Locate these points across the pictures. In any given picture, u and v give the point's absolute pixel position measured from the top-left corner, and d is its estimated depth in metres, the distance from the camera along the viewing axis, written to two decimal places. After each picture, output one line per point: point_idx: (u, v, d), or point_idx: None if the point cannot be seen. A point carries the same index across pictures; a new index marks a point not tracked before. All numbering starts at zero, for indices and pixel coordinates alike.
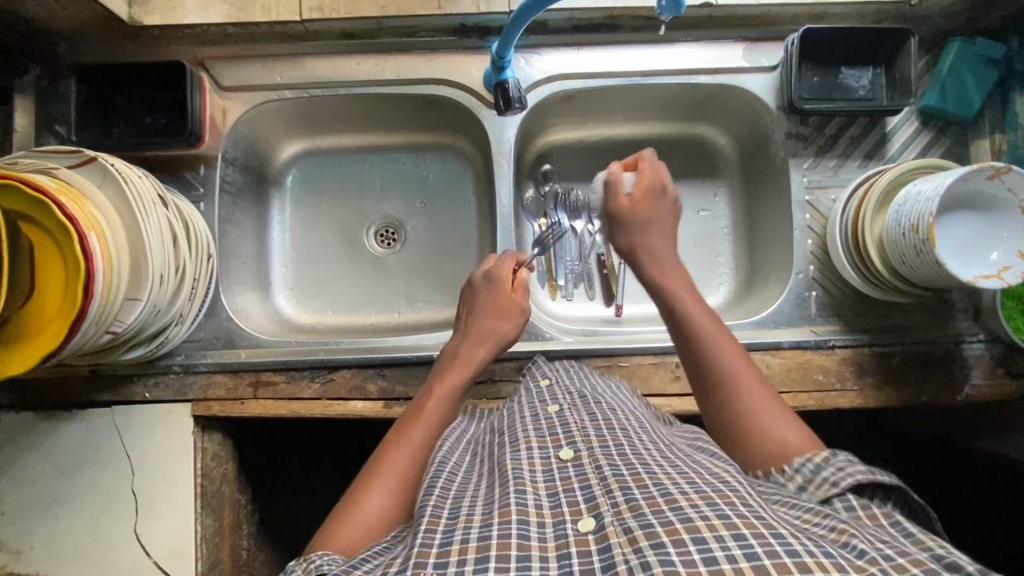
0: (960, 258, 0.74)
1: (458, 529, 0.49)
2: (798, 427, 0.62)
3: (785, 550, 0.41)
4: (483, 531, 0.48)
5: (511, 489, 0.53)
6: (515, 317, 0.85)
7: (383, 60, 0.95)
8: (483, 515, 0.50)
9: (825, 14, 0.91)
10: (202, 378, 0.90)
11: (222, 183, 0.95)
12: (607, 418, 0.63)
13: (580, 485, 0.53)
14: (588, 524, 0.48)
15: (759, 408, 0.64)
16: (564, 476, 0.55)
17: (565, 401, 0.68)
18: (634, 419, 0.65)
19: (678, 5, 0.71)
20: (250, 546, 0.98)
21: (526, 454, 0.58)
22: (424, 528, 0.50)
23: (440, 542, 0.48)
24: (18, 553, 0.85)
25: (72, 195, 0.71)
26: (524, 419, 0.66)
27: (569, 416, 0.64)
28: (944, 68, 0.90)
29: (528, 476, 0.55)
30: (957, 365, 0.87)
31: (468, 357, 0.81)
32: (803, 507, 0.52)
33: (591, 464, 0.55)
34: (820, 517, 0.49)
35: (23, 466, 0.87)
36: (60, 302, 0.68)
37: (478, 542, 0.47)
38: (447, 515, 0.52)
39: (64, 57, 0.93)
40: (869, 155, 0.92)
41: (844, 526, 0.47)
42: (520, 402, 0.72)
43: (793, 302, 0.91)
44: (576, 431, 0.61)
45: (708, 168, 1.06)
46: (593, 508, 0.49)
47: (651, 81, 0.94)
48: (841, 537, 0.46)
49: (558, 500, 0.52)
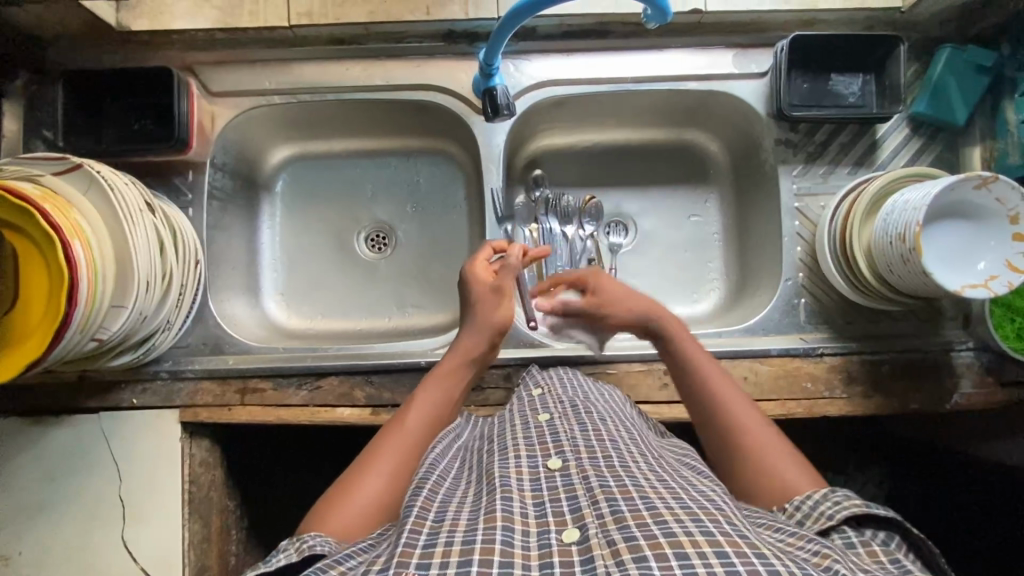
0: (948, 269, 0.74)
1: (443, 533, 0.49)
2: (800, 466, 0.61)
3: (767, 571, 0.41)
4: (467, 535, 0.47)
5: (496, 496, 0.52)
6: (502, 300, 0.81)
7: (372, 66, 0.94)
8: (468, 521, 0.50)
9: (816, 20, 0.91)
10: (190, 385, 0.90)
11: (211, 189, 0.95)
12: (596, 430, 0.63)
13: (567, 495, 0.53)
14: (571, 534, 0.47)
15: (762, 442, 0.63)
16: (552, 485, 0.54)
17: (556, 411, 0.68)
18: (624, 429, 0.66)
19: (665, 13, 0.71)
20: (238, 551, 0.98)
21: (513, 462, 0.58)
22: (409, 528, 0.49)
23: (425, 542, 0.47)
24: (5, 559, 0.85)
25: (57, 203, 0.71)
26: (513, 428, 0.66)
27: (559, 426, 0.64)
28: (934, 76, 0.89)
29: (516, 483, 0.55)
30: (946, 374, 0.87)
31: (460, 346, 0.79)
32: (786, 530, 0.51)
33: (578, 475, 0.55)
34: (804, 541, 0.49)
35: (10, 472, 0.87)
36: (45, 311, 0.68)
37: (462, 546, 0.46)
38: (432, 518, 0.51)
39: (53, 61, 0.93)
40: (859, 162, 0.92)
41: (827, 552, 0.47)
42: (513, 411, 0.72)
43: (782, 309, 0.90)
44: (566, 441, 0.61)
45: (699, 174, 1.06)
46: (578, 519, 0.49)
47: (640, 88, 0.94)
48: (823, 561, 0.45)
49: (544, 509, 0.51)
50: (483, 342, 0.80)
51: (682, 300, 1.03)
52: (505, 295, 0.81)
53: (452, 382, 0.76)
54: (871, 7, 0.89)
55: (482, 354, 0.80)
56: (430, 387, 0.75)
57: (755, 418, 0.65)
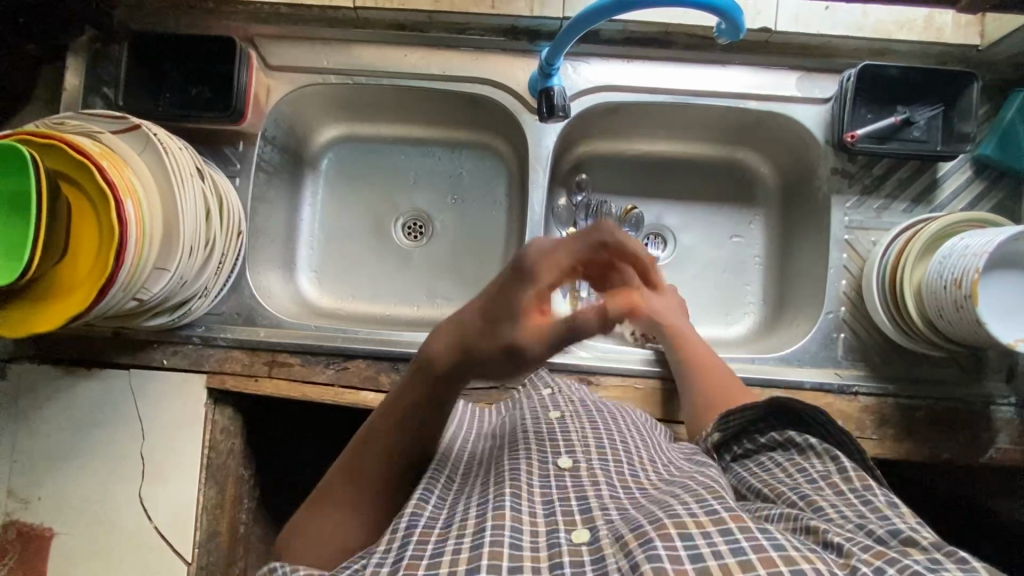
0: (1003, 320, 0.72)
1: (450, 539, 0.46)
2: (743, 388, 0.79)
3: (770, 544, 0.41)
4: (474, 539, 0.45)
5: (505, 492, 0.50)
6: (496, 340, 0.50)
7: (432, 55, 0.94)
8: (475, 521, 0.47)
9: (888, 51, 0.89)
10: (220, 352, 0.91)
11: (260, 161, 0.95)
12: (608, 432, 0.61)
13: (576, 495, 0.51)
14: (582, 535, 0.46)
15: (717, 377, 0.79)
16: (562, 484, 0.52)
17: (567, 410, 0.66)
18: (635, 430, 0.65)
19: (738, 29, 0.70)
20: (247, 521, 0.99)
21: (523, 458, 0.56)
22: (415, 538, 0.47)
23: (431, 552, 0.45)
24: (25, 502, 0.87)
25: (114, 160, 0.72)
26: (524, 426, 0.63)
27: (571, 424, 0.62)
28: (1005, 118, 0.86)
29: (525, 479, 0.53)
30: (983, 427, 0.84)
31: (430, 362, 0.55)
32: (772, 516, 0.51)
33: (588, 479, 0.53)
34: (794, 521, 0.49)
35: (39, 418, 0.88)
36: (92, 266, 0.69)
37: (470, 552, 0.44)
38: (441, 525, 0.49)
39: (119, 20, 0.94)
40: (916, 200, 0.90)
41: (817, 526, 0.46)
42: (523, 407, 0.71)
43: (820, 342, 0.88)
44: (576, 440, 0.59)
45: (746, 194, 1.04)
46: (589, 521, 0.47)
47: (699, 102, 0.92)
48: (818, 536, 0.45)
49: (552, 509, 0.49)
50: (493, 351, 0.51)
51: (715, 322, 1.01)
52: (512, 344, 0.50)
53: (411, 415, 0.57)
54: (947, 42, 0.86)
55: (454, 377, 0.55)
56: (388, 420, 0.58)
57: (716, 362, 0.82)
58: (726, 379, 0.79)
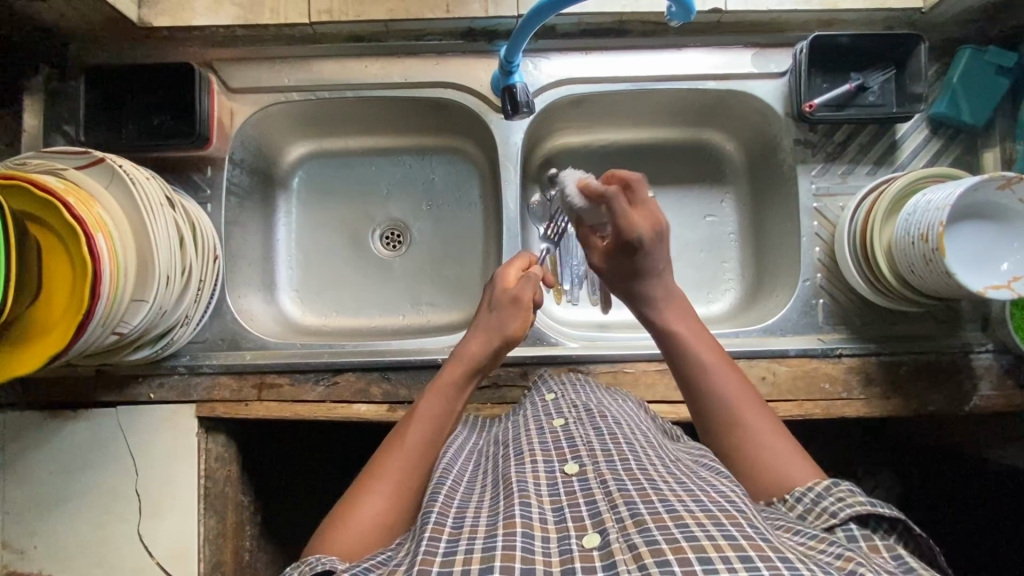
0: (969, 270, 0.74)
1: (463, 540, 0.47)
2: (790, 447, 0.60)
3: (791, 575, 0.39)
4: (487, 541, 0.46)
5: (515, 502, 0.50)
6: (517, 310, 0.75)
7: (391, 63, 0.95)
8: (487, 527, 0.48)
9: (836, 20, 0.91)
10: (208, 379, 0.90)
11: (229, 185, 0.95)
12: (613, 434, 0.61)
13: (585, 499, 0.50)
14: (593, 540, 0.45)
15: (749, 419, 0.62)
16: (570, 489, 0.52)
17: (571, 416, 0.66)
18: (640, 432, 0.64)
19: (688, 10, 0.71)
20: (251, 547, 0.98)
21: (530, 468, 0.56)
22: (429, 535, 0.47)
23: (445, 550, 0.46)
24: (22, 552, 0.85)
25: (80, 196, 0.71)
26: (528, 432, 0.64)
27: (575, 431, 0.62)
28: (954, 76, 0.89)
29: (532, 488, 0.53)
30: (966, 376, 0.87)
31: (464, 350, 0.73)
32: (806, 533, 0.49)
33: (595, 479, 0.53)
34: (825, 544, 0.46)
35: (25, 465, 0.87)
36: (66, 305, 0.68)
37: (482, 553, 0.44)
38: (452, 523, 0.49)
39: (73, 56, 0.93)
40: (879, 162, 0.92)
41: (850, 555, 0.44)
42: (527, 416, 0.70)
43: (801, 310, 0.90)
44: (582, 446, 0.58)
45: (715, 173, 1.06)
46: (598, 524, 0.47)
47: (661, 87, 0.94)
48: (847, 565, 0.43)
49: (563, 515, 0.49)
50: (516, 320, 0.75)
51: (697, 301, 1.02)
52: (523, 305, 0.75)
53: (454, 393, 0.70)
54: (891, 7, 0.89)
55: (485, 362, 0.74)
56: (431, 393, 0.69)
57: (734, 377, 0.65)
58: (752, 404, 0.63)
